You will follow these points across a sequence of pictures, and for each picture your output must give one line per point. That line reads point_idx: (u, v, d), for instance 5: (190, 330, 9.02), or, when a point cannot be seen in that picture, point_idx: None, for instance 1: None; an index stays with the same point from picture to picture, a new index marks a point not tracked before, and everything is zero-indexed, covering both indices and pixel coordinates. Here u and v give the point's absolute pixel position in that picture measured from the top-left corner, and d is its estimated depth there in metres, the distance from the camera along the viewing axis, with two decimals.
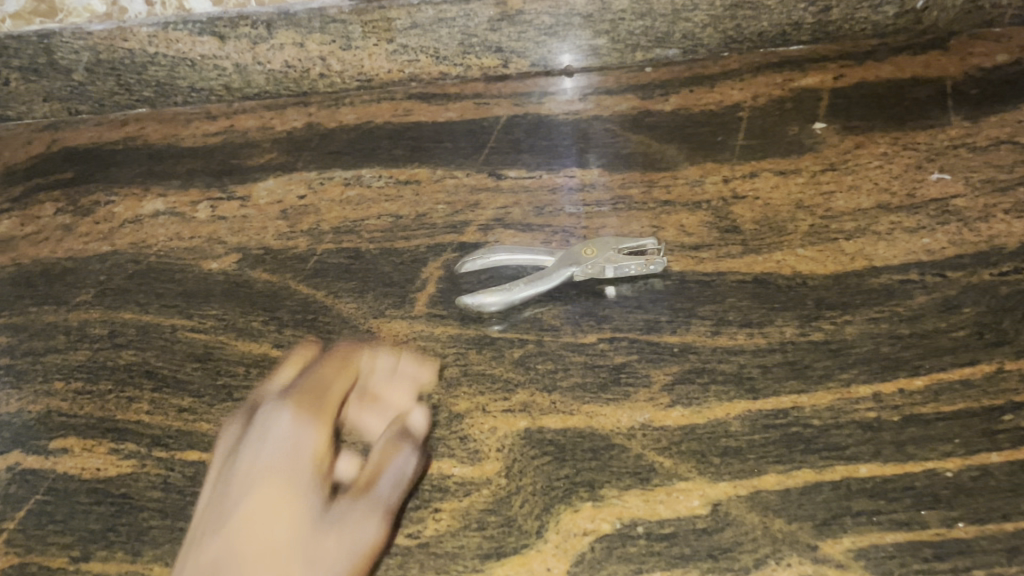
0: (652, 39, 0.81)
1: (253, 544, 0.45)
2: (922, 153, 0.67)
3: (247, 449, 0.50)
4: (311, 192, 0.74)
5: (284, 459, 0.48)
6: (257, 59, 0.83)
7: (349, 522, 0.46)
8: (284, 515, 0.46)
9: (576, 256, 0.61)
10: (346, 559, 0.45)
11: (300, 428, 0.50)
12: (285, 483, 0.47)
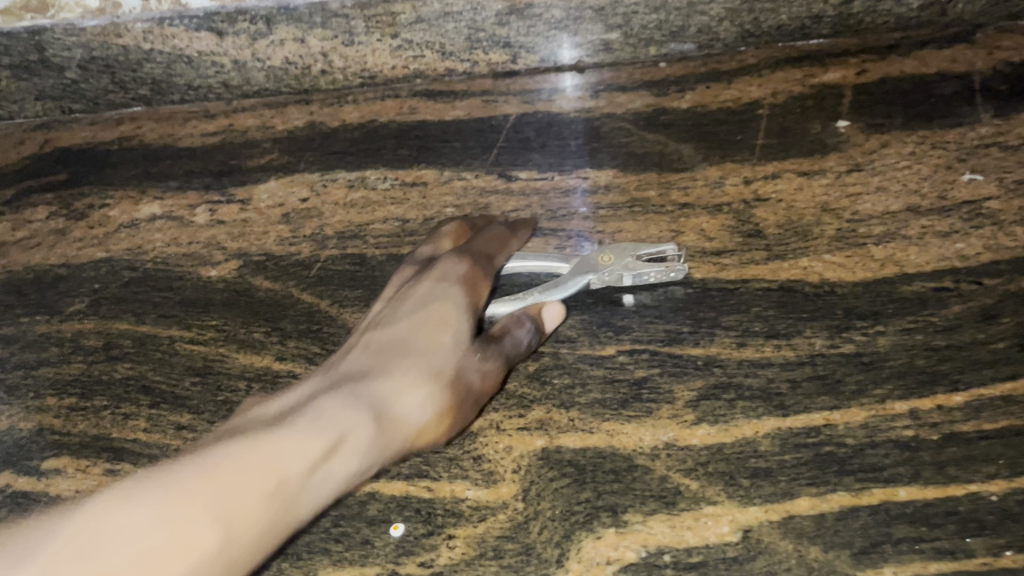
0: (667, 33, 0.77)
1: (389, 362, 0.50)
2: (952, 152, 0.65)
3: (405, 288, 0.55)
4: (314, 195, 0.71)
5: (435, 296, 0.53)
6: (256, 56, 0.80)
7: (475, 358, 0.51)
8: (424, 340, 0.51)
9: (592, 264, 0.58)
10: (463, 391, 0.50)
11: (457, 274, 0.55)
12: (428, 312, 0.52)
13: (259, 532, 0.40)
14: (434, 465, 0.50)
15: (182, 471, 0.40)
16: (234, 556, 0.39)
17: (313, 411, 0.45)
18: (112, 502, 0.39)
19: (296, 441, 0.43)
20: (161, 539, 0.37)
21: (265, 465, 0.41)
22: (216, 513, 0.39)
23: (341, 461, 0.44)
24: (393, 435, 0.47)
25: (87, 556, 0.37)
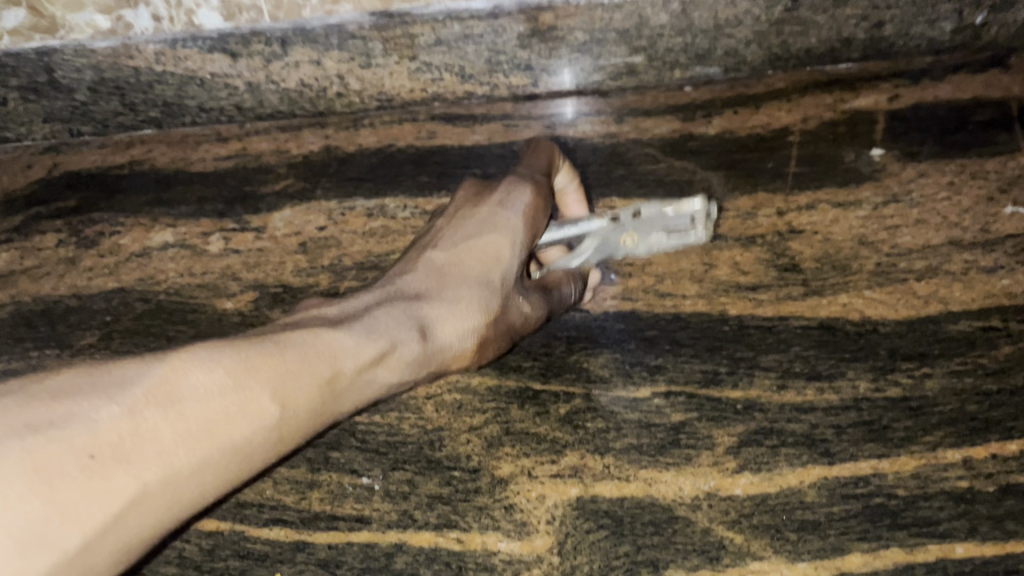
0: (692, 57, 0.75)
1: (440, 284, 0.51)
2: (993, 183, 0.63)
3: (462, 212, 0.56)
4: (332, 223, 0.69)
5: (495, 225, 0.53)
6: (270, 78, 0.78)
7: (517, 297, 0.52)
8: (476, 268, 0.52)
9: (619, 249, 0.59)
10: (505, 324, 0.52)
11: (518, 207, 0.54)
12: (489, 236, 0.53)
13: (304, 424, 0.42)
14: (463, 514, 0.49)
15: (251, 348, 0.42)
16: (282, 439, 0.41)
17: (368, 318, 0.47)
18: (190, 358, 0.39)
19: (353, 342, 0.45)
20: (231, 406, 0.39)
21: (321, 360, 0.43)
22: (277, 394, 0.41)
23: (382, 371, 0.47)
24: (432, 356, 0.49)
25: (164, 407, 0.37)
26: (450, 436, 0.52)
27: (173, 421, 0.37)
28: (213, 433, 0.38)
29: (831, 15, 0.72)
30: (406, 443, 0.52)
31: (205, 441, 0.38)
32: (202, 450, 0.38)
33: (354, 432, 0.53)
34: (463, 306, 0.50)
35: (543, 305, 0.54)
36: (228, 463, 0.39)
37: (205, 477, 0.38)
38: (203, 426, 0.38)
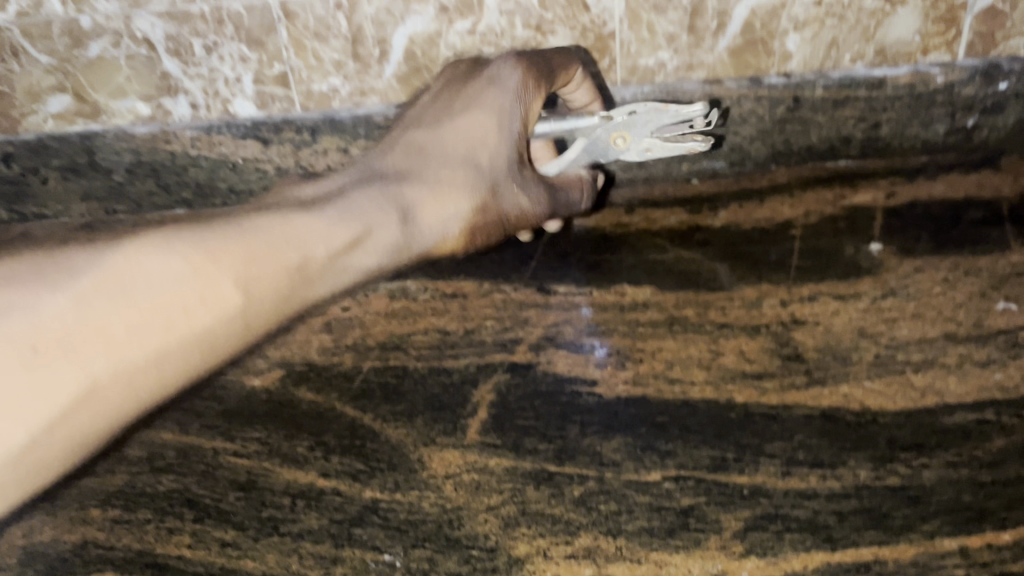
0: (698, 151, 0.82)
1: (426, 167, 0.62)
2: (985, 280, 0.66)
3: (452, 90, 0.66)
4: (356, 305, 0.73)
5: (482, 104, 0.62)
6: (299, 163, 0.83)
7: (511, 187, 0.63)
8: (461, 154, 0.62)
9: (612, 151, 0.69)
10: (496, 208, 0.63)
11: (507, 85, 0.62)
12: (474, 116, 0.62)
13: (265, 306, 0.51)
14: None
15: (210, 237, 0.49)
16: (243, 324, 0.50)
17: (344, 203, 0.58)
18: (148, 249, 0.47)
19: (326, 226, 0.55)
20: (190, 295, 0.47)
21: (286, 248, 0.52)
22: (240, 281, 0.49)
23: (361, 255, 0.57)
24: (416, 234, 0.61)
25: (117, 296, 0.44)
26: (468, 516, 0.54)
27: (124, 312, 0.44)
28: (171, 317, 0.46)
29: (830, 116, 0.79)
30: (426, 521, 0.54)
31: (159, 328, 0.45)
32: (156, 338, 0.45)
33: (377, 509, 0.55)
34: (444, 189, 0.61)
35: (545, 202, 0.65)
36: (185, 349, 0.47)
37: (160, 363, 0.45)
38: (156, 315, 0.45)
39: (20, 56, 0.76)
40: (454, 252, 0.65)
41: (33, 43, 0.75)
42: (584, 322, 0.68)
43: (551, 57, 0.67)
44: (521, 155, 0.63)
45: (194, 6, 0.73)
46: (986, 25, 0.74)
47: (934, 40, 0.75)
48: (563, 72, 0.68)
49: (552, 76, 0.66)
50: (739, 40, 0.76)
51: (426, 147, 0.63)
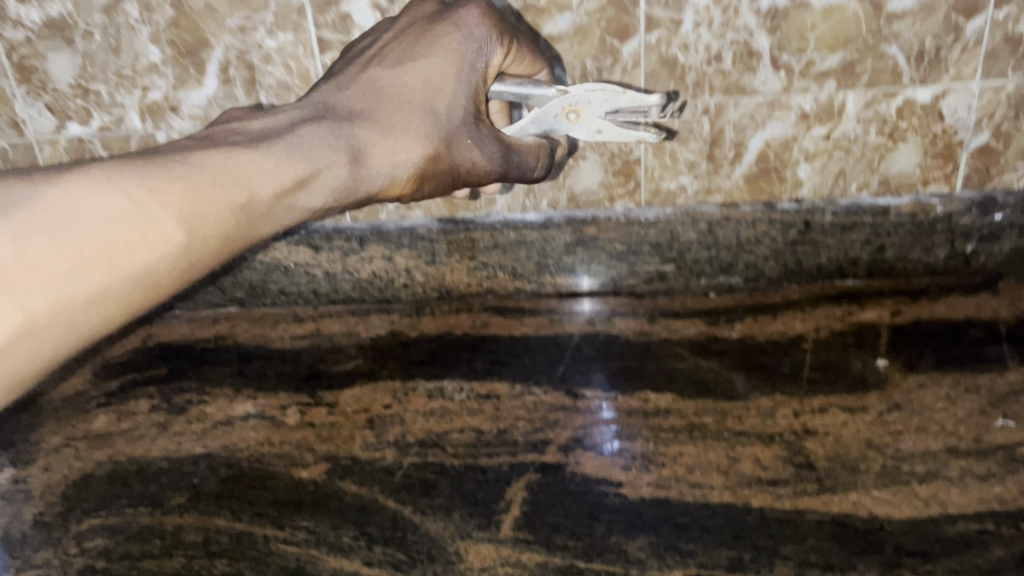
0: (716, 267, 0.88)
1: (382, 106, 0.61)
2: (984, 397, 0.71)
3: (417, 26, 0.63)
4: (396, 402, 0.78)
5: (443, 47, 0.61)
6: (347, 269, 0.91)
7: (467, 140, 0.63)
8: (418, 102, 0.61)
9: (563, 123, 0.69)
10: (446, 159, 0.63)
11: (473, 34, 0.61)
12: (438, 60, 0.61)
13: (206, 246, 0.50)
14: None
15: (151, 175, 0.48)
16: (184, 259, 0.49)
17: (295, 140, 0.56)
18: (89, 182, 0.46)
19: (271, 166, 0.54)
20: (132, 232, 0.46)
21: (235, 187, 0.52)
22: (183, 219, 0.49)
23: (310, 194, 0.57)
24: (365, 178, 0.60)
25: (55, 233, 0.43)
26: None
27: (63, 249, 0.43)
28: (112, 255, 0.45)
29: (839, 239, 0.86)
30: None
31: (97, 265, 0.45)
32: (96, 277, 0.45)
33: None
34: (398, 135, 0.60)
35: (498, 161, 0.65)
36: (126, 287, 0.47)
37: (99, 303, 0.45)
38: (97, 253, 0.45)
39: None
40: (405, 195, 0.64)
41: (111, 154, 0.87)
42: (607, 426, 0.73)
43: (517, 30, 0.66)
44: (478, 107, 0.63)
45: None
46: (982, 161, 0.82)
47: (934, 173, 0.83)
48: (523, 56, 0.67)
49: (517, 41, 0.65)
50: (754, 168, 0.84)
51: (384, 89, 0.61)
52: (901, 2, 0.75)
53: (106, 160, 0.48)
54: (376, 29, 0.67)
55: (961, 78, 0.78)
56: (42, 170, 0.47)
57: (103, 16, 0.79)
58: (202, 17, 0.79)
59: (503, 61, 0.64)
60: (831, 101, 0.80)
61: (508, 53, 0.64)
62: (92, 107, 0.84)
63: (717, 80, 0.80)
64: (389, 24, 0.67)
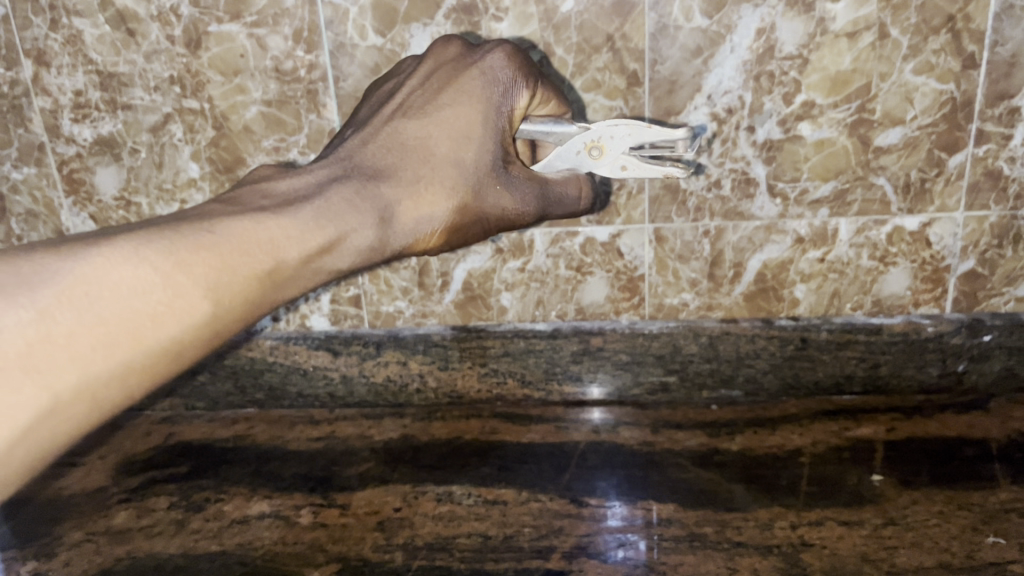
0: (717, 380, 0.92)
1: (407, 161, 0.60)
2: (976, 514, 0.74)
3: (440, 74, 0.63)
4: (406, 505, 0.80)
5: (468, 94, 0.61)
6: (363, 372, 0.94)
7: (495, 187, 0.62)
8: (445, 153, 0.60)
9: (586, 160, 0.66)
10: (475, 209, 0.62)
11: (496, 77, 0.61)
12: (463, 107, 0.61)
13: (233, 316, 0.47)
14: None
15: (179, 245, 0.45)
16: (210, 331, 0.45)
17: (324, 201, 0.54)
18: (113, 255, 0.42)
19: (301, 232, 0.51)
20: (159, 305, 0.42)
21: (260, 253, 0.48)
22: (209, 290, 0.45)
23: (334, 258, 0.54)
24: (393, 236, 0.58)
25: (80, 307, 0.40)
26: None
27: (89, 325, 0.40)
28: (138, 329, 0.42)
29: (834, 355, 0.89)
30: None
31: (123, 339, 0.41)
32: (121, 352, 0.41)
33: None
34: (422, 191, 0.59)
35: (532, 201, 0.64)
36: (151, 361, 0.42)
37: (123, 379, 0.41)
38: (122, 328, 0.41)
39: None
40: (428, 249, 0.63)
41: None
42: (611, 534, 0.75)
43: (540, 74, 0.66)
44: (506, 149, 0.62)
45: None
46: (969, 285, 0.87)
47: (924, 295, 0.88)
48: (547, 98, 0.66)
49: (541, 83, 0.65)
50: (753, 286, 0.89)
51: (412, 144, 0.60)
52: (887, 139, 0.81)
53: (122, 232, 0.45)
54: (394, 80, 0.67)
55: (945, 209, 0.84)
56: (66, 241, 0.44)
57: (150, 135, 0.86)
58: (241, 138, 0.86)
59: (528, 104, 0.64)
60: (824, 226, 0.85)
61: (532, 96, 0.64)
62: (132, 217, 0.90)
63: (717, 205, 0.85)
64: (412, 69, 0.66)
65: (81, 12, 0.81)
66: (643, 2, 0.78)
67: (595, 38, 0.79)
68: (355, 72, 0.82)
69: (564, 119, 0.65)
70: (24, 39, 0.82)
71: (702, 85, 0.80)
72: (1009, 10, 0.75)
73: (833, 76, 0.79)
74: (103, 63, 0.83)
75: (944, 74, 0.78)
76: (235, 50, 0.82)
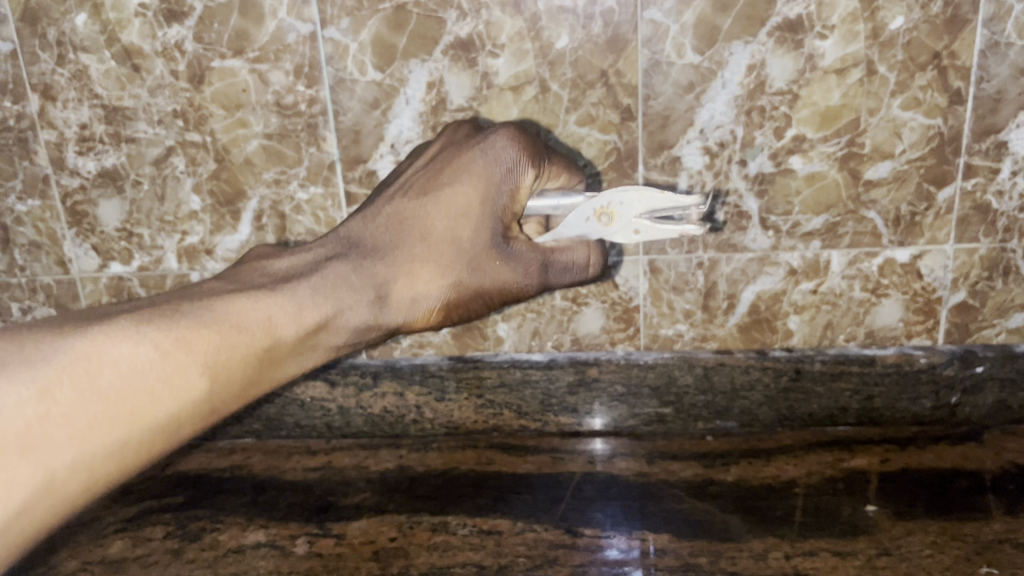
0: (712, 411, 0.93)
1: (403, 242, 0.65)
2: (970, 545, 0.74)
3: (444, 156, 0.68)
4: (401, 535, 0.81)
5: (468, 173, 0.64)
6: (360, 403, 0.95)
7: (495, 262, 0.65)
8: (441, 232, 0.65)
9: (595, 227, 0.64)
10: (471, 284, 0.66)
11: (500, 157, 0.64)
12: (461, 187, 0.64)
13: (226, 390, 0.54)
14: None
15: (177, 327, 0.52)
16: (204, 405, 0.52)
17: (317, 280, 0.62)
18: (117, 338, 0.49)
19: (291, 310, 0.59)
20: (156, 384, 0.49)
21: (253, 332, 0.56)
22: (202, 370, 0.52)
23: (327, 333, 0.62)
24: (385, 311, 0.65)
25: (80, 387, 0.46)
26: None
27: (89, 404, 0.46)
28: (133, 407, 0.48)
29: (828, 386, 0.90)
30: None
31: (121, 417, 0.47)
32: (118, 429, 0.47)
33: None
34: (415, 270, 0.65)
35: (535, 274, 0.66)
36: (146, 435, 0.49)
37: (120, 452, 0.47)
38: (121, 406, 0.47)
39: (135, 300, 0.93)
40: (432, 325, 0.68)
41: (147, 291, 0.93)
42: (607, 566, 0.75)
43: (549, 150, 0.67)
44: (508, 227, 0.65)
45: None
46: (961, 316, 0.88)
47: (916, 327, 0.88)
48: (557, 172, 0.67)
49: (547, 159, 0.66)
50: (747, 318, 0.89)
51: (411, 224, 0.65)
52: (876, 172, 0.83)
53: (132, 314, 0.52)
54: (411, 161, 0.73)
55: (936, 241, 0.85)
56: (82, 322, 0.51)
57: (153, 168, 0.88)
58: (242, 170, 0.87)
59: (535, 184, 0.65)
60: (816, 258, 0.86)
61: (539, 174, 0.65)
62: (134, 248, 0.91)
63: (710, 237, 0.86)
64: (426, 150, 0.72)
65: (88, 48, 0.83)
66: (636, 39, 0.79)
67: (589, 74, 0.81)
68: (354, 106, 0.84)
69: (572, 191, 0.66)
70: (32, 74, 0.84)
71: (694, 120, 0.82)
72: (994, 48, 0.77)
73: (823, 111, 0.81)
74: (109, 97, 0.85)
75: (931, 110, 0.80)
76: (237, 85, 0.84)
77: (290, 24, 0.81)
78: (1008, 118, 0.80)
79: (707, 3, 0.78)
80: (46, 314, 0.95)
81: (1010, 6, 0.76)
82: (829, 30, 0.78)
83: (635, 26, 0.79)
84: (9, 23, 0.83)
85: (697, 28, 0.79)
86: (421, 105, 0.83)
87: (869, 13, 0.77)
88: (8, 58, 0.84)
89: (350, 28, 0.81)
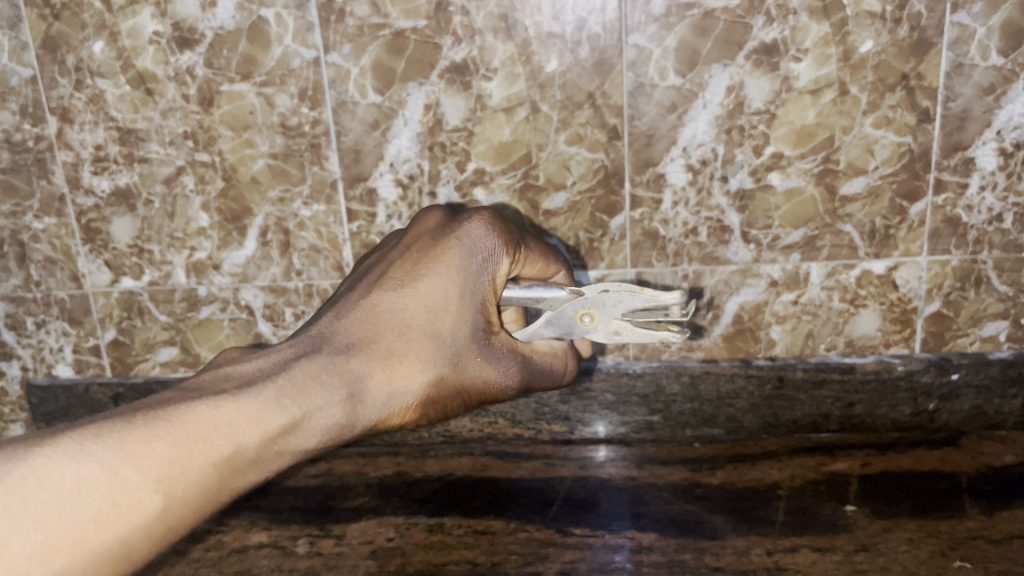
0: (700, 418, 0.96)
1: (382, 335, 0.63)
2: (944, 541, 0.77)
3: (418, 246, 0.67)
4: (398, 535, 0.84)
5: (447, 263, 0.65)
6: None
7: (477, 358, 0.66)
8: (421, 326, 0.64)
9: (578, 327, 0.71)
10: (451, 380, 0.65)
11: (477, 247, 0.65)
12: (443, 278, 0.64)
13: (187, 505, 0.50)
14: None
15: (130, 439, 0.48)
16: (160, 527, 0.49)
17: (287, 378, 0.58)
18: (61, 456, 0.46)
19: (258, 413, 0.55)
20: (103, 505, 0.46)
21: (215, 441, 0.52)
22: (159, 487, 0.48)
23: (297, 437, 0.57)
24: (364, 410, 0.61)
25: (14, 516, 0.42)
26: None
27: (25, 532, 0.42)
28: (80, 532, 0.44)
29: (810, 393, 0.94)
30: None
31: (63, 545, 0.44)
32: (61, 559, 0.43)
33: None
34: (396, 365, 0.63)
35: (514, 373, 0.69)
36: (96, 563, 0.45)
37: None
38: (63, 533, 0.44)
39: (145, 314, 0.98)
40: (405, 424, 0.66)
41: (157, 305, 0.97)
42: (598, 562, 0.77)
43: (524, 238, 0.70)
44: (488, 319, 0.67)
45: (290, 283, 0.95)
46: (936, 326, 0.92)
47: (893, 336, 0.92)
48: (535, 262, 0.71)
49: (523, 248, 0.69)
50: (731, 328, 0.93)
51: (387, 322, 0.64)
52: (852, 187, 0.87)
53: (77, 428, 0.49)
54: (379, 252, 0.71)
55: (909, 253, 0.89)
56: (14, 441, 0.47)
57: (164, 186, 0.92)
58: (248, 189, 0.92)
59: (511, 267, 0.68)
60: (796, 270, 0.91)
61: (514, 259, 0.68)
62: (145, 264, 0.96)
63: (694, 251, 0.90)
64: (397, 240, 0.71)
65: (105, 73, 0.88)
66: (621, 63, 0.84)
67: (577, 96, 0.86)
68: (355, 128, 0.88)
69: (552, 284, 0.70)
70: (51, 98, 0.89)
71: (677, 138, 0.87)
72: (959, 69, 0.82)
73: (799, 130, 0.85)
74: (123, 120, 0.90)
75: (901, 128, 0.84)
76: (244, 107, 0.89)
77: (295, 49, 0.86)
78: (975, 135, 0.84)
79: (687, 29, 0.83)
80: (60, 327, 0.99)
81: (973, 30, 0.81)
82: (802, 53, 0.83)
83: (621, 50, 0.84)
84: (30, 50, 0.88)
85: (678, 52, 0.83)
86: (418, 126, 0.88)
87: (840, 37, 0.82)
88: (28, 82, 0.89)
89: (352, 54, 0.86)
